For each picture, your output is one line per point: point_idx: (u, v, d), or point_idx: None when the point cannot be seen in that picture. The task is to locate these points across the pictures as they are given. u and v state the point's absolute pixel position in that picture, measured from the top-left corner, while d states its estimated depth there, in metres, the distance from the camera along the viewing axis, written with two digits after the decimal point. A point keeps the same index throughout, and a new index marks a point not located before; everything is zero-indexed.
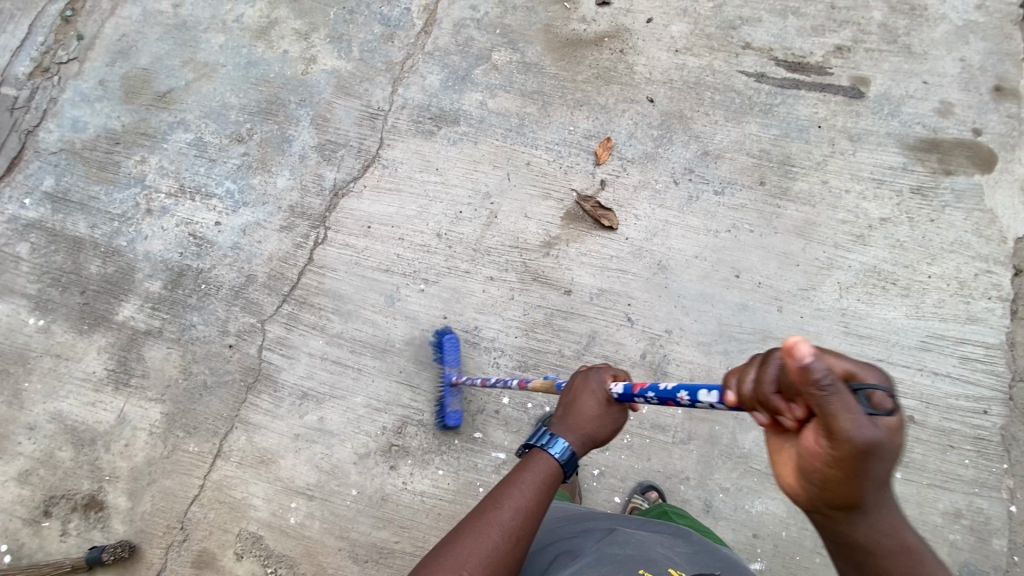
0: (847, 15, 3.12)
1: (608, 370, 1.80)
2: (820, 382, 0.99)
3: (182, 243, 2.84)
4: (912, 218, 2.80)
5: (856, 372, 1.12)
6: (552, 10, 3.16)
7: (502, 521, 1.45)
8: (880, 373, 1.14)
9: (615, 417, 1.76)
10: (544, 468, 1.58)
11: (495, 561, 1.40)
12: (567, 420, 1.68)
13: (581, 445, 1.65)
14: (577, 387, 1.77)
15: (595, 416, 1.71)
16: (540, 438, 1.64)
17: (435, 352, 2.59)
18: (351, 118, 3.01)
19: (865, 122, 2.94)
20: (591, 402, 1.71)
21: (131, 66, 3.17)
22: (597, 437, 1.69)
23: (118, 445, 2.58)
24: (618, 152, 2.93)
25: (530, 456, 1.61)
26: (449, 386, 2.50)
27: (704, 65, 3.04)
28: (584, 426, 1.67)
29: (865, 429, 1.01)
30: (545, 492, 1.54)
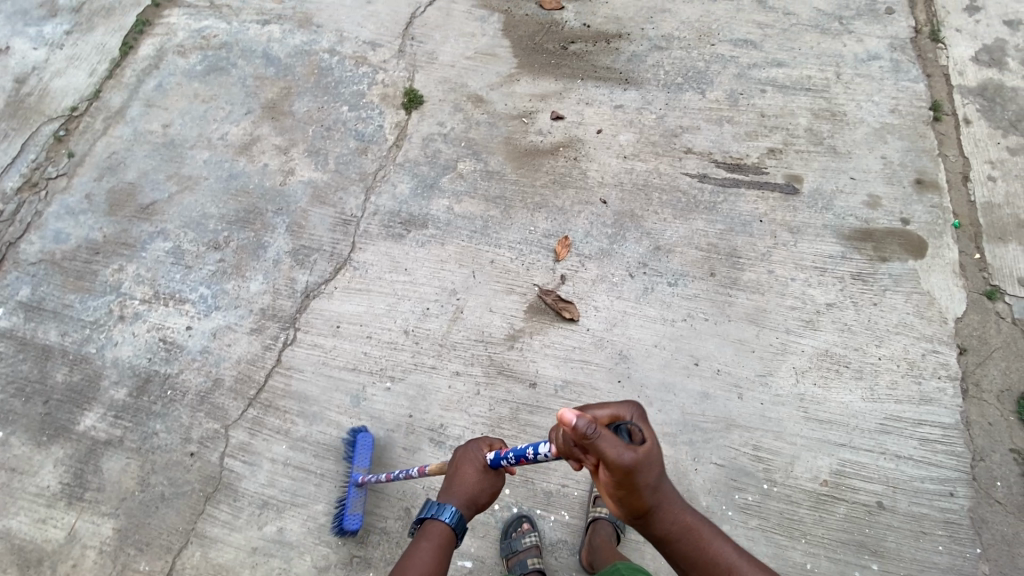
0: (776, 122, 3.48)
1: (486, 436, 1.98)
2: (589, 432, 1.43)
3: (152, 348, 2.89)
4: (856, 302, 2.96)
5: (617, 413, 1.61)
6: (511, 124, 3.49)
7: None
8: (634, 408, 1.64)
9: (495, 479, 1.93)
10: (439, 534, 1.80)
11: None
12: (449, 489, 1.88)
13: (466, 508, 1.85)
14: (457, 457, 1.94)
15: (475, 482, 1.89)
16: (428, 509, 1.84)
17: (346, 451, 2.59)
18: (325, 224, 3.19)
19: (802, 215, 3.18)
20: (470, 470, 1.90)
21: (118, 181, 3.38)
22: (479, 500, 1.89)
23: (64, 566, 2.44)
24: (577, 249, 3.11)
25: (424, 526, 1.82)
26: (354, 485, 2.49)
27: (651, 169, 3.33)
28: (466, 492, 1.87)
29: (628, 453, 1.46)
30: (440, 557, 1.76)
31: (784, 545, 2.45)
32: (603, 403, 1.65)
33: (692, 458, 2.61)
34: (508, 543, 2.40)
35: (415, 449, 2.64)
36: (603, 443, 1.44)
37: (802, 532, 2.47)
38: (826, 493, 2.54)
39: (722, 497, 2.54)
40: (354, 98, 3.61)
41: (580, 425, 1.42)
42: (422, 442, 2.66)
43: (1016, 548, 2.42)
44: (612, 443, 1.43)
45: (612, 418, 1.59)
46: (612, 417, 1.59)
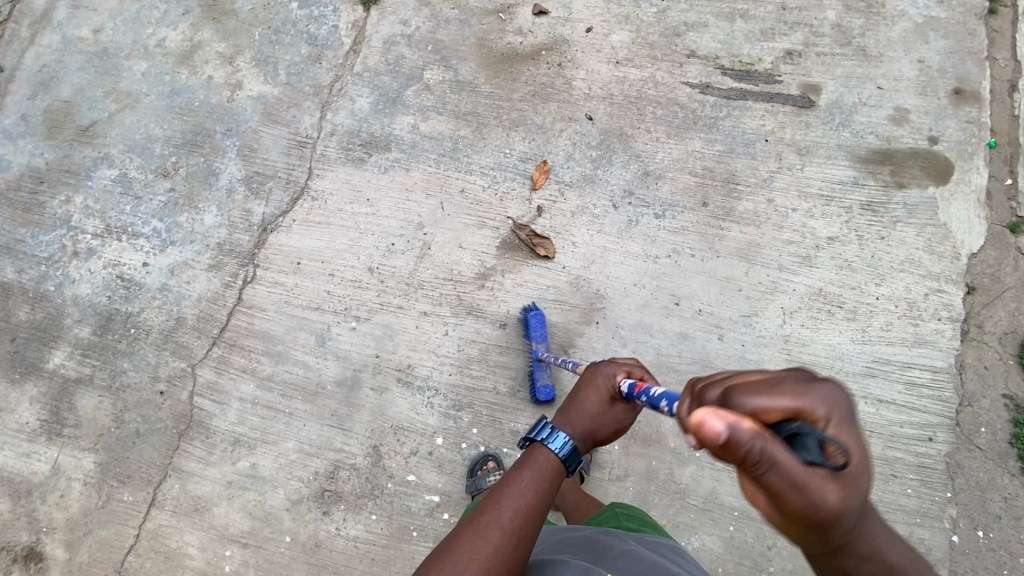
0: (799, 16, 2.94)
1: (622, 362, 1.68)
2: (749, 457, 0.97)
3: (111, 285, 2.78)
4: (861, 236, 2.68)
5: (803, 404, 1.03)
6: (486, 22, 3.00)
7: (502, 523, 1.46)
8: (835, 389, 1.05)
9: (623, 415, 1.68)
10: (543, 466, 1.57)
11: (495, 564, 1.41)
12: (568, 414, 1.65)
13: (583, 440, 1.61)
14: (584, 379, 1.70)
15: (597, 413, 1.65)
16: (540, 432, 1.62)
17: (523, 329, 2.61)
18: (279, 147, 2.90)
19: (815, 133, 2.79)
20: (594, 398, 1.65)
21: (53, 99, 3.05)
22: (598, 435, 1.66)
23: (53, 496, 2.57)
24: (556, 175, 2.81)
25: (530, 450, 1.61)
26: (538, 361, 2.51)
27: (646, 77, 2.89)
28: (585, 423, 1.63)
29: (820, 489, 0.98)
30: (539, 491, 1.54)
31: None
32: (769, 379, 1.08)
33: None
34: (473, 482, 2.44)
35: (383, 389, 2.61)
36: (778, 462, 0.97)
37: None
38: None
39: None
40: None
41: (737, 441, 0.95)
42: (389, 383, 2.61)
43: (987, 493, 2.40)
44: (791, 469, 0.96)
45: (792, 413, 1.03)
46: (790, 415, 1.03)
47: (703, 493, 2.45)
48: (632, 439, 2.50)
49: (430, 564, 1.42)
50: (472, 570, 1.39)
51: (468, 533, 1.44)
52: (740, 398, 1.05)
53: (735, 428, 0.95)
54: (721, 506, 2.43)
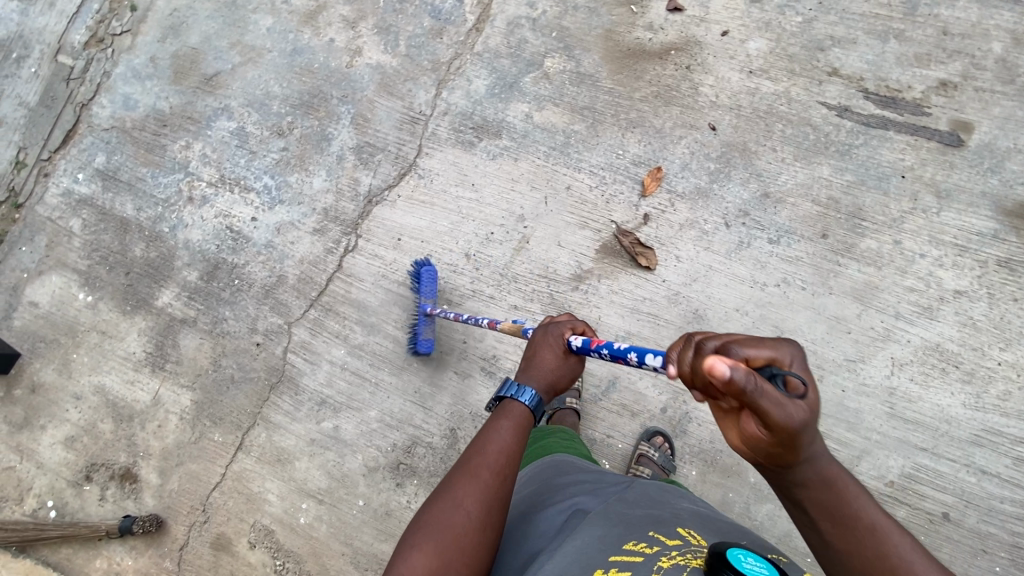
0: (961, 43, 2.69)
1: (568, 320, 1.79)
2: (749, 391, 1.03)
3: (220, 235, 2.90)
4: (992, 294, 2.49)
5: (772, 355, 1.16)
6: (616, 13, 2.88)
7: (490, 464, 1.50)
8: (793, 345, 1.18)
9: (574, 368, 1.77)
10: (518, 415, 1.60)
11: (490, 502, 1.45)
12: (527, 374, 1.69)
13: (548, 391, 1.67)
14: (535, 342, 1.77)
15: (555, 366, 1.72)
16: (506, 388, 1.65)
17: (413, 282, 2.64)
18: (392, 120, 2.90)
19: (958, 175, 2.58)
20: (549, 355, 1.73)
21: (182, 44, 3.14)
22: (558, 387, 1.72)
23: (152, 425, 2.75)
24: (668, 184, 2.71)
25: (501, 406, 1.62)
26: (425, 315, 2.56)
27: (780, 92, 2.72)
28: (548, 375, 1.69)
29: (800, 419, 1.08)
30: (521, 435, 1.58)
31: None
32: (749, 336, 1.19)
33: None
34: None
35: (466, 375, 2.64)
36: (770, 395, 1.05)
37: None
38: (888, 494, 2.39)
39: None
40: None
41: (739, 381, 1.03)
42: (473, 370, 2.64)
43: None
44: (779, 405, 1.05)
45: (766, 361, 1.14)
46: (767, 362, 1.14)
47: (776, 532, 2.40)
48: (709, 467, 2.48)
49: (426, 513, 1.43)
50: (470, 503, 1.42)
51: (459, 479, 1.47)
52: (734, 348, 1.15)
53: (737, 371, 1.03)
54: (794, 549, 2.38)
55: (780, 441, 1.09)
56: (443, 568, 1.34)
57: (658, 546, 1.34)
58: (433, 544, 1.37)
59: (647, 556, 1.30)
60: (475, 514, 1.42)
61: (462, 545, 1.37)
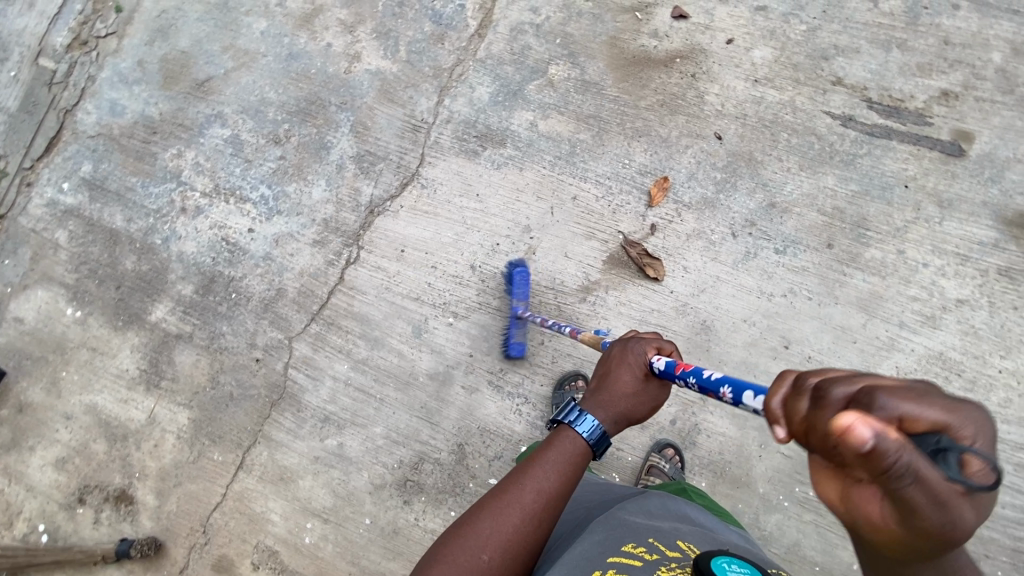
0: (962, 53, 2.71)
1: (653, 340, 1.69)
2: (896, 470, 0.81)
3: (216, 247, 2.81)
4: (993, 302, 2.53)
5: (947, 422, 0.86)
6: (620, 20, 2.84)
7: (524, 503, 1.46)
8: (975, 414, 0.88)
9: (656, 393, 1.67)
10: (569, 449, 1.56)
11: (515, 544, 1.42)
12: (599, 398, 1.62)
13: (618, 420, 1.61)
14: (612, 360, 1.69)
15: (631, 391, 1.64)
16: (568, 413, 1.60)
17: (506, 283, 2.64)
18: (393, 128, 2.84)
19: (960, 185, 2.61)
20: (628, 377, 1.63)
21: (171, 48, 3.02)
22: (632, 413, 1.64)
23: (148, 445, 2.67)
24: (675, 194, 2.69)
25: (556, 432, 1.59)
26: (517, 318, 2.56)
27: (785, 101, 2.71)
28: (620, 403, 1.61)
29: (957, 509, 0.82)
30: (568, 474, 1.53)
31: (835, 543, 2.39)
32: (915, 389, 0.90)
33: (759, 445, 2.49)
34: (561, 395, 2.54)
35: (473, 389, 2.59)
36: (923, 476, 0.81)
37: None
38: None
39: (781, 487, 2.45)
40: None
41: (883, 452, 0.81)
42: (480, 384, 2.60)
43: None
44: (933, 485, 0.81)
45: (936, 429, 0.85)
46: (937, 428, 0.85)
47: (785, 542, 2.41)
48: (719, 478, 2.48)
49: (447, 543, 1.43)
50: (493, 548, 1.40)
51: (485, 513, 1.45)
52: (888, 399, 0.87)
53: (886, 439, 0.80)
54: (803, 559, 2.39)
55: (922, 533, 0.86)
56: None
57: (657, 554, 1.35)
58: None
59: (645, 561, 1.32)
60: (497, 559, 1.39)
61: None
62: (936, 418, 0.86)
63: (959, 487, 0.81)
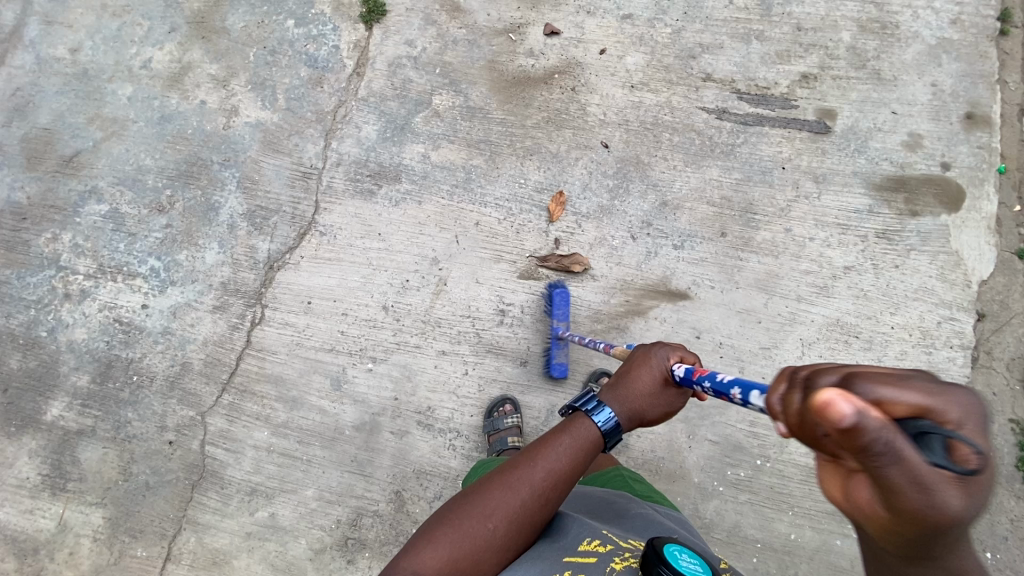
0: (814, 37, 2.90)
1: (678, 346, 1.65)
2: (869, 449, 0.81)
3: (108, 330, 2.64)
4: (877, 264, 2.70)
5: (926, 405, 0.86)
6: (496, 42, 2.88)
7: (533, 480, 1.49)
8: (964, 397, 0.87)
9: (673, 399, 1.64)
10: (584, 435, 1.56)
11: (517, 519, 1.45)
12: (616, 390, 1.62)
13: (628, 417, 1.60)
14: (635, 360, 1.67)
15: (649, 391, 1.62)
16: (584, 402, 1.62)
17: (546, 305, 2.62)
18: (281, 178, 2.76)
19: (831, 160, 2.78)
20: (646, 378, 1.62)
21: (30, 126, 2.83)
22: (645, 416, 1.62)
23: (62, 554, 2.47)
24: (573, 206, 2.74)
25: (571, 418, 1.60)
26: (557, 339, 2.55)
27: (662, 102, 2.82)
28: (635, 398, 1.61)
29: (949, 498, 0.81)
30: (577, 460, 1.54)
31: (771, 517, 2.48)
32: (895, 373, 0.91)
33: (688, 436, 2.55)
34: (491, 422, 2.49)
35: (403, 433, 2.54)
36: (903, 458, 0.81)
37: (791, 505, 2.49)
38: None
39: (715, 473, 2.53)
40: (301, 8, 2.92)
41: (862, 430, 0.81)
42: (410, 426, 2.54)
43: (995, 516, 2.49)
44: (919, 468, 0.80)
45: (914, 412, 0.86)
46: (916, 413, 0.86)
47: (725, 526, 2.49)
48: (656, 475, 2.53)
49: (454, 511, 1.47)
50: (497, 519, 1.44)
51: (493, 485, 1.49)
52: (862, 385, 0.89)
53: (861, 419, 0.81)
54: (744, 539, 2.47)
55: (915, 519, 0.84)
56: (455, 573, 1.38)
57: (610, 545, 1.43)
58: (453, 545, 1.40)
59: (602, 556, 1.39)
60: (500, 530, 1.43)
61: (479, 557, 1.40)
62: (914, 404, 0.87)
63: (946, 472, 0.80)
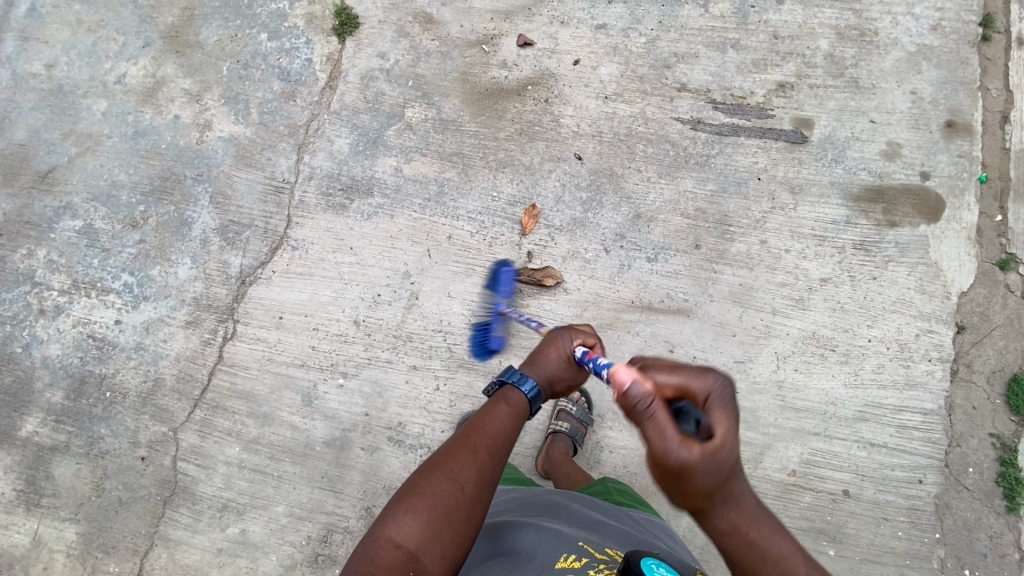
0: (791, 45, 2.86)
1: (583, 328, 1.70)
2: (640, 405, 1.28)
3: (82, 346, 2.65)
4: (854, 276, 2.66)
5: (688, 386, 1.31)
6: (469, 54, 2.87)
7: (488, 444, 1.47)
8: (715, 381, 1.30)
9: (577, 377, 1.67)
10: (518, 403, 1.57)
11: (483, 479, 1.42)
12: (529, 364, 1.64)
13: (544, 389, 1.60)
14: (545, 340, 1.68)
15: (558, 369, 1.63)
16: (510, 374, 1.60)
17: (488, 280, 2.63)
18: (254, 193, 2.76)
19: (807, 170, 2.75)
20: (556, 356, 1.63)
21: (6, 142, 2.85)
22: (555, 389, 1.64)
23: (35, 569, 2.48)
24: (546, 219, 2.72)
25: (501, 391, 1.59)
26: (498, 314, 2.56)
27: (636, 113, 2.79)
28: (547, 374, 1.61)
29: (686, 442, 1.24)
30: (517, 423, 1.56)
31: None
32: (676, 364, 1.35)
33: None
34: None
35: (373, 449, 2.53)
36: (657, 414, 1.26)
37: None
38: (792, 483, 2.51)
39: None
40: (274, 22, 2.92)
41: (632, 394, 1.29)
42: (380, 441, 2.54)
43: (974, 532, 2.45)
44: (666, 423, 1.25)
45: (678, 390, 1.30)
46: (678, 392, 1.31)
47: (698, 542, 2.47)
48: None
49: (420, 479, 1.41)
50: (466, 478, 1.40)
51: (457, 448, 1.45)
52: (648, 372, 1.34)
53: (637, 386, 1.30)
54: (718, 556, 2.44)
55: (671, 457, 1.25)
56: (430, 540, 1.32)
57: (584, 560, 1.38)
58: (425, 511, 1.35)
59: (577, 573, 1.34)
60: (470, 489, 1.40)
61: (453, 522, 1.36)
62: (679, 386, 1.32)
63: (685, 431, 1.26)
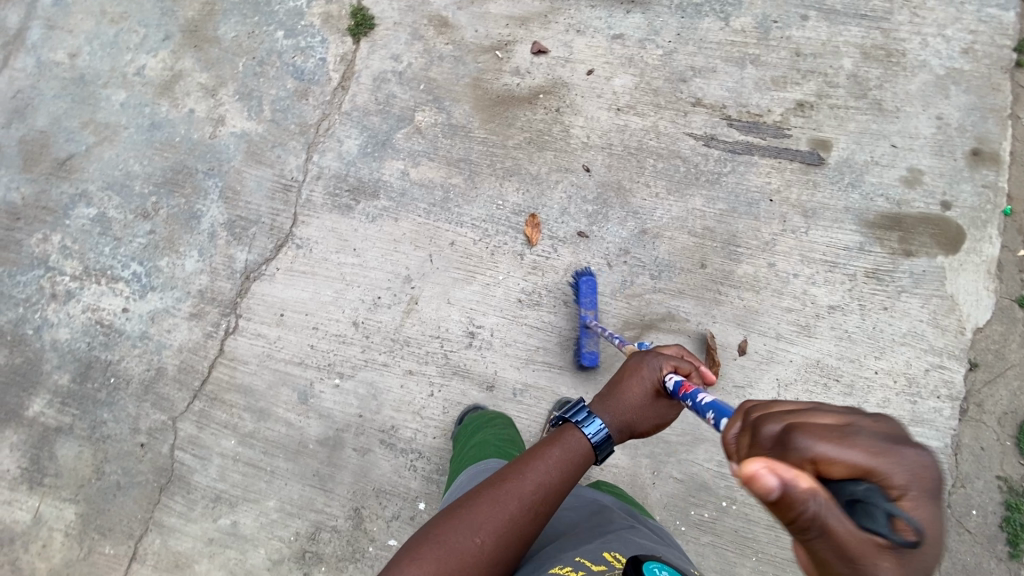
0: (813, 63, 2.78)
1: (671, 357, 1.64)
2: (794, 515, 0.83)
3: (90, 331, 2.72)
4: (864, 305, 2.59)
5: (874, 466, 0.83)
6: (482, 60, 2.84)
7: (522, 494, 1.42)
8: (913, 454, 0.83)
9: (665, 410, 1.64)
10: (575, 447, 1.52)
11: (506, 534, 1.37)
12: (607, 401, 1.61)
13: (621, 428, 1.58)
14: (628, 369, 1.65)
15: (639, 404, 1.61)
16: (575, 413, 1.58)
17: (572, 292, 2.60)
18: (262, 190, 2.79)
19: (822, 194, 2.67)
20: (638, 390, 1.61)
21: (28, 128, 2.92)
22: (637, 427, 1.61)
23: (35, 546, 2.55)
24: (549, 229, 2.70)
25: (563, 429, 1.56)
26: (585, 327, 2.52)
27: (648, 127, 2.75)
28: (626, 411, 1.59)
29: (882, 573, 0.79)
30: (572, 468, 1.49)
31: (733, 561, 2.42)
32: (844, 429, 0.87)
33: (653, 472, 2.50)
34: None
35: (365, 450, 2.55)
36: (829, 530, 0.82)
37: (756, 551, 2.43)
38: None
39: (677, 513, 2.47)
40: (291, 20, 2.94)
41: (789, 500, 0.82)
42: (372, 444, 2.55)
43: None
44: (844, 538, 0.81)
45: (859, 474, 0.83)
46: (855, 475, 0.83)
47: None
48: None
49: (444, 519, 1.39)
50: (485, 533, 1.35)
51: (485, 497, 1.42)
52: (802, 441, 0.87)
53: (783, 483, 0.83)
54: None
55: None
56: None
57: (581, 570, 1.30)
58: (435, 563, 1.30)
59: None
60: (488, 545, 1.35)
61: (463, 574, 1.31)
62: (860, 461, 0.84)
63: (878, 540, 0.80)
